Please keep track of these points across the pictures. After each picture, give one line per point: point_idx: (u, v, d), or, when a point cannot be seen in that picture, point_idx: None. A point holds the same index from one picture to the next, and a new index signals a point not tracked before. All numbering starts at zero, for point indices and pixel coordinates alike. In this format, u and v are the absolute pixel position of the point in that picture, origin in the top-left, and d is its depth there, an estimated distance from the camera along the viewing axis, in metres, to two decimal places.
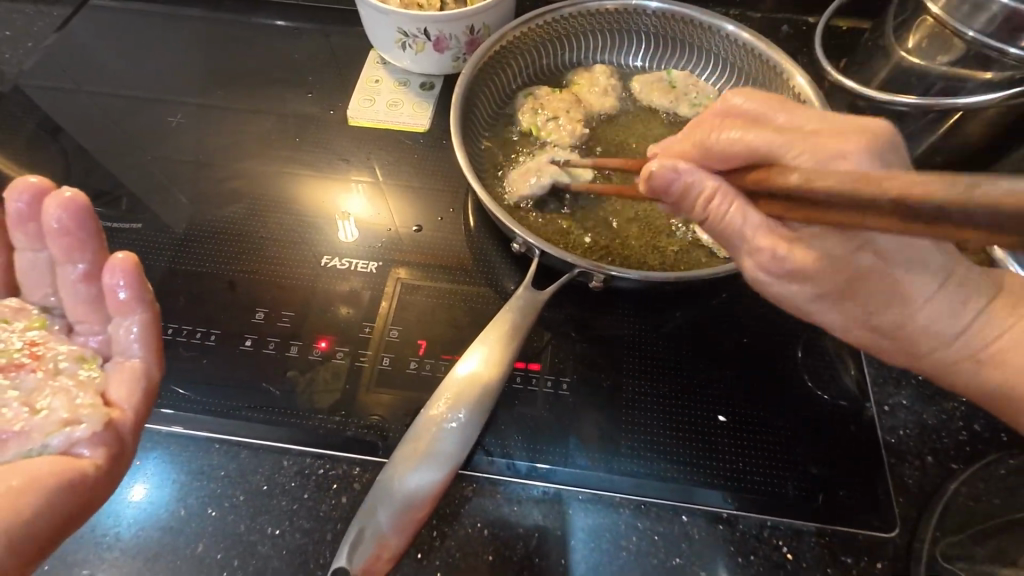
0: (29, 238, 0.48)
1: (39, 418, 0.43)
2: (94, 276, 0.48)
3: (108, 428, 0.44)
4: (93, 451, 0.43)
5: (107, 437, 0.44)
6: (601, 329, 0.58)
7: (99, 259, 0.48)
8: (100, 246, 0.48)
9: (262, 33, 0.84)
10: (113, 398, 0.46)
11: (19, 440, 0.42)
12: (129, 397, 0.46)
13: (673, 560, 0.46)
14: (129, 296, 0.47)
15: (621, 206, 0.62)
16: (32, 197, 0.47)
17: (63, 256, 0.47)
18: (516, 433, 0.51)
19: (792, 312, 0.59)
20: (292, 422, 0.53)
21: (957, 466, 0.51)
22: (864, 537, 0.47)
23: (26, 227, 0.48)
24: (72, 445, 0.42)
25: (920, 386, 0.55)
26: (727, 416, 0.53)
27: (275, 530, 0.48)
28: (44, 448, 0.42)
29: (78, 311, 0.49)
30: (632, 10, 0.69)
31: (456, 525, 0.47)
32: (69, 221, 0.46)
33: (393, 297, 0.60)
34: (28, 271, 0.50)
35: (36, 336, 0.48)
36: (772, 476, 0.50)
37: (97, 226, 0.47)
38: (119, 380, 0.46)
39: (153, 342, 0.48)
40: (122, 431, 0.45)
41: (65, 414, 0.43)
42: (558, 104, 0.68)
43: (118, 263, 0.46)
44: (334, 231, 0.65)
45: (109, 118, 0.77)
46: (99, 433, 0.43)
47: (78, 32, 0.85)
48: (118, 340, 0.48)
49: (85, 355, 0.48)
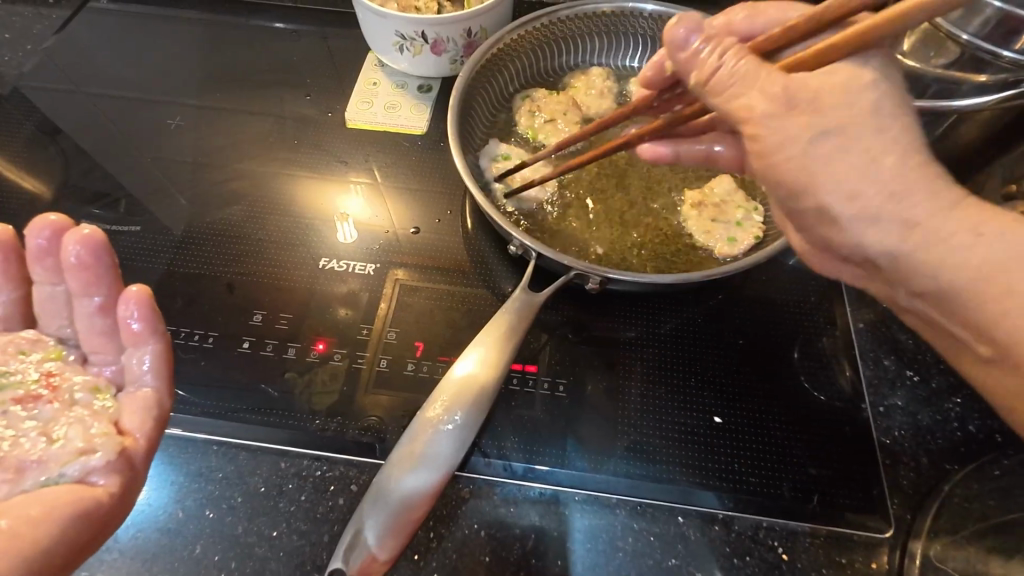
0: (47, 271, 0.49)
1: (55, 447, 0.43)
2: (109, 307, 0.49)
3: (121, 456, 0.44)
4: (107, 480, 0.43)
5: (120, 465, 0.44)
6: (598, 330, 0.58)
7: (115, 293, 0.49)
8: (115, 280, 0.49)
9: (260, 36, 0.84)
10: (125, 427, 0.46)
11: (37, 470, 0.42)
12: (142, 426, 0.46)
13: (669, 561, 0.47)
14: (142, 327, 0.47)
15: (618, 208, 0.63)
16: (51, 233, 0.48)
17: (80, 289, 0.48)
18: (514, 434, 0.52)
19: (787, 313, 0.59)
20: (291, 424, 0.53)
21: (952, 466, 0.51)
22: (859, 538, 0.48)
23: (45, 261, 0.49)
24: (86, 474, 0.43)
25: (915, 387, 0.55)
26: (723, 417, 0.53)
27: (273, 532, 0.48)
28: (59, 478, 0.42)
29: (93, 342, 0.50)
30: (628, 13, 0.70)
31: (453, 526, 0.47)
32: (87, 255, 0.47)
33: (393, 299, 0.61)
34: (45, 302, 0.50)
35: (51, 366, 0.49)
36: (767, 477, 0.50)
37: (113, 261, 0.48)
38: (132, 409, 0.47)
39: (166, 373, 0.48)
40: (135, 460, 0.45)
41: (81, 443, 0.44)
42: (555, 107, 0.68)
43: (131, 296, 0.47)
44: (333, 233, 0.65)
45: (109, 120, 0.77)
46: (113, 462, 0.43)
47: (78, 35, 0.85)
48: (129, 371, 0.48)
49: (99, 385, 0.48)
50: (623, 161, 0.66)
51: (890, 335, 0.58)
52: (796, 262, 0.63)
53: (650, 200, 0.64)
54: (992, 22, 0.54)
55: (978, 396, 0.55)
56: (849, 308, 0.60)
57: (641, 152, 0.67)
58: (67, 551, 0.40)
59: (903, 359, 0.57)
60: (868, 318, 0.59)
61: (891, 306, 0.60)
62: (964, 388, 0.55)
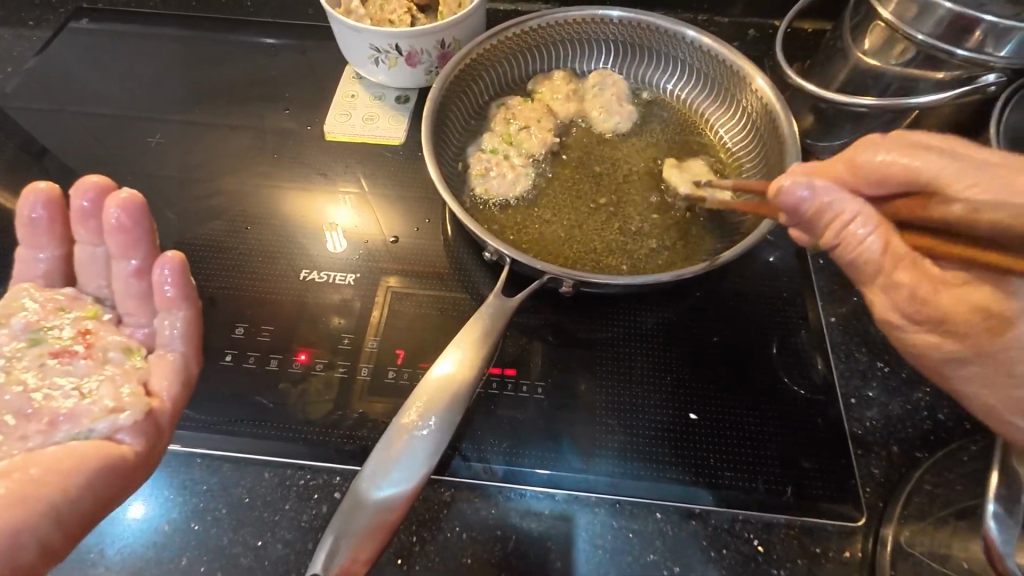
0: (90, 233, 0.52)
1: (87, 403, 0.46)
2: (145, 272, 0.52)
3: (149, 416, 0.47)
4: (134, 438, 0.45)
5: (147, 425, 0.46)
6: (576, 332, 0.59)
7: (150, 257, 0.52)
8: (152, 244, 0.52)
9: (243, 50, 0.85)
10: (154, 388, 0.49)
11: (70, 422, 0.45)
12: (169, 388, 0.49)
13: (647, 557, 0.48)
14: (176, 292, 0.50)
15: (592, 212, 0.64)
16: (95, 196, 0.51)
17: (119, 252, 0.51)
18: (493, 438, 0.53)
19: (759, 310, 0.61)
20: (274, 434, 0.54)
21: (922, 454, 0.52)
22: (833, 527, 0.49)
23: (89, 223, 0.52)
24: (114, 431, 0.45)
25: (886, 377, 0.56)
26: (699, 415, 0.54)
27: (258, 542, 0.49)
28: (90, 431, 0.45)
29: (127, 304, 0.52)
30: (596, 20, 0.71)
31: (436, 530, 0.48)
32: (127, 218, 0.50)
33: (388, 306, 0.62)
34: (85, 262, 0.53)
35: (88, 325, 0.51)
36: (743, 471, 0.51)
37: (151, 225, 0.51)
38: (160, 373, 0.49)
39: (193, 338, 0.52)
40: (162, 418, 0.47)
41: (111, 401, 0.46)
42: (529, 114, 0.69)
43: (168, 260, 0.50)
44: (325, 243, 0.66)
45: (93, 138, 0.77)
46: (140, 421, 0.46)
47: (58, 55, 0.86)
48: (162, 334, 0.51)
49: (131, 346, 0.51)
50: (598, 166, 0.68)
51: (862, 328, 0.59)
52: (769, 260, 0.64)
53: (625, 203, 0.65)
54: (944, 24, 0.53)
55: (947, 384, 0.56)
56: (820, 304, 0.61)
57: (616, 157, 0.69)
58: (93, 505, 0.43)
59: (874, 351, 0.58)
60: (839, 313, 0.60)
61: (862, 299, 0.61)
62: (934, 377, 0.56)
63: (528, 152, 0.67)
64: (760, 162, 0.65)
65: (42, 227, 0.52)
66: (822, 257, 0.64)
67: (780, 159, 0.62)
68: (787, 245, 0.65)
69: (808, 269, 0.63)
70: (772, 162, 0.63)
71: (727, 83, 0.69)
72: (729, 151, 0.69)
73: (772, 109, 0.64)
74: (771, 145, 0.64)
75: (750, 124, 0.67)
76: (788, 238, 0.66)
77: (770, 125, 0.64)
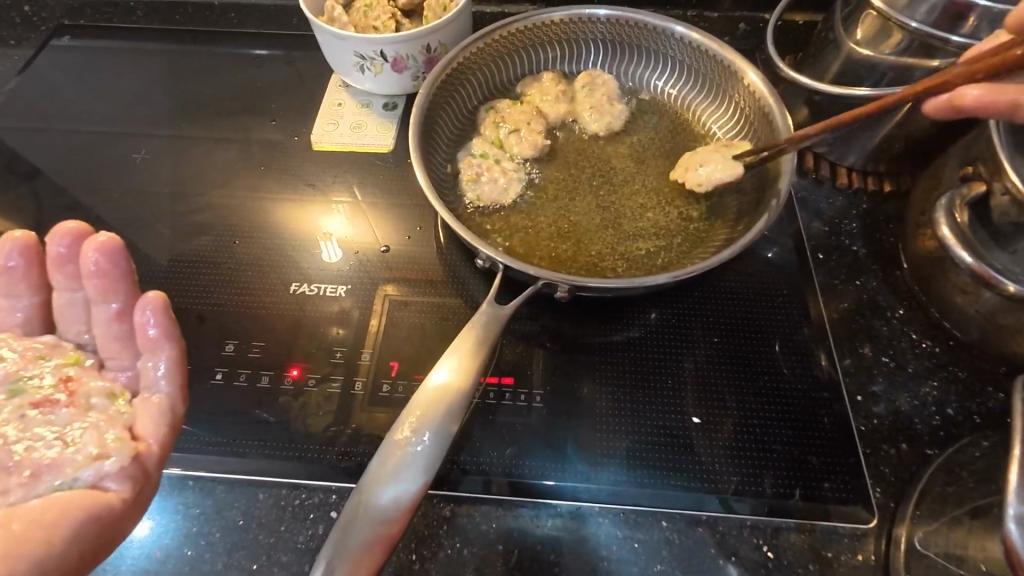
0: (68, 279, 0.51)
1: (70, 452, 0.44)
2: (126, 313, 0.51)
3: (135, 461, 0.45)
4: (119, 485, 0.44)
5: (133, 471, 0.45)
6: (574, 336, 0.58)
7: (131, 298, 0.51)
8: (132, 286, 0.51)
9: (227, 62, 0.84)
10: (140, 432, 0.47)
11: (53, 472, 0.44)
12: (155, 431, 0.47)
13: (654, 567, 0.46)
14: (158, 333, 0.49)
15: (586, 215, 0.63)
16: (71, 240, 0.50)
17: (98, 295, 0.50)
18: (492, 449, 0.51)
19: (760, 307, 0.59)
20: (267, 452, 0.52)
21: (933, 450, 0.51)
22: (843, 530, 0.47)
23: (66, 269, 0.51)
24: (100, 479, 0.44)
25: (892, 373, 0.55)
26: (702, 418, 0.53)
27: (253, 565, 0.47)
28: (73, 482, 0.43)
29: (110, 348, 0.51)
30: (583, 20, 0.70)
31: (436, 547, 0.47)
32: (105, 261, 0.49)
33: (387, 314, 0.60)
34: (65, 308, 0.52)
35: (69, 371, 0.50)
36: (749, 474, 0.50)
37: (130, 265, 0.50)
38: (146, 416, 0.48)
39: (180, 379, 0.50)
40: (148, 463, 0.46)
41: (95, 448, 0.45)
42: (519, 116, 0.68)
43: (149, 301, 0.48)
44: (320, 254, 0.65)
45: (78, 157, 0.76)
46: (126, 467, 0.44)
47: (41, 73, 0.85)
48: (146, 376, 0.49)
49: (115, 390, 0.49)
50: (591, 167, 0.67)
51: (865, 323, 0.58)
52: (768, 257, 0.63)
53: (619, 203, 0.64)
54: (937, 11, 0.52)
55: (954, 378, 0.55)
56: (822, 299, 0.60)
57: (608, 157, 0.67)
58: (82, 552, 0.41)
59: (879, 347, 0.57)
60: (842, 308, 0.59)
61: (864, 293, 0.60)
62: (940, 371, 0.55)
63: (519, 155, 0.66)
64: None
65: (18, 275, 0.51)
66: (822, 252, 0.63)
67: (775, 154, 0.60)
68: (785, 241, 0.64)
69: (807, 264, 0.62)
70: (768, 158, 0.62)
71: (719, 78, 0.68)
72: None
73: (765, 104, 0.63)
74: (765, 140, 0.63)
75: (745, 119, 0.66)
76: (787, 234, 0.64)
77: (765, 119, 0.63)
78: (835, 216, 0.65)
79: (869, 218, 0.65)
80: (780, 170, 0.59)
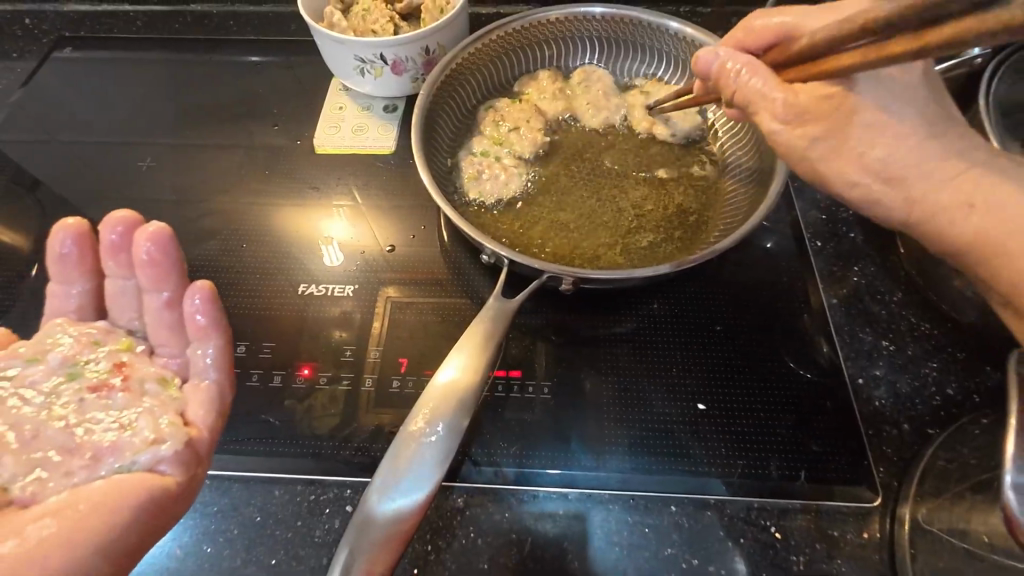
0: (119, 266, 0.52)
1: (127, 436, 0.45)
2: (176, 302, 0.52)
3: (188, 447, 0.46)
4: (174, 470, 0.45)
5: (187, 456, 0.45)
6: (578, 329, 0.59)
7: (181, 287, 0.52)
8: (181, 274, 0.51)
9: (228, 69, 0.86)
10: (191, 418, 0.48)
11: (112, 457, 0.45)
12: (206, 417, 0.48)
13: (664, 551, 0.47)
14: (207, 320, 0.50)
15: (586, 208, 0.64)
16: (125, 227, 0.51)
17: (150, 285, 0.51)
18: (501, 440, 0.52)
19: (760, 296, 0.60)
20: (281, 450, 0.53)
21: (933, 429, 0.52)
22: (848, 509, 0.48)
23: (118, 256, 0.51)
24: (156, 463, 0.44)
25: (892, 356, 0.56)
26: (707, 405, 0.54)
27: (271, 561, 0.48)
28: (133, 465, 0.44)
29: (161, 335, 0.52)
30: (578, 18, 0.71)
31: (450, 537, 0.48)
32: (156, 250, 0.49)
33: (388, 316, 0.61)
34: (116, 296, 0.53)
35: (122, 357, 0.51)
36: (755, 458, 0.51)
37: (180, 253, 0.51)
38: (197, 401, 0.49)
39: (227, 366, 0.51)
40: (200, 447, 0.47)
41: (151, 433, 0.45)
42: (518, 115, 0.69)
43: (198, 289, 0.49)
44: (322, 258, 0.66)
45: (82, 168, 0.77)
46: (180, 453, 0.45)
47: (44, 85, 0.85)
48: (195, 364, 0.50)
49: (166, 377, 0.50)
50: (591, 163, 0.68)
51: (865, 308, 0.59)
52: (765, 247, 0.64)
53: (619, 197, 0.65)
54: None
55: (953, 359, 0.55)
56: (821, 286, 0.61)
57: (607, 152, 0.69)
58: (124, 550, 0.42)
59: (878, 330, 0.58)
60: (841, 294, 0.60)
61: (862, 279, 0.61)
62: (939, 352, 0.56)
63: (518, 153, 0.67)
64: (752, 149, 0.65)
65: (71, 262, 0.52)
66: (820, 239, 0.64)
67: (772, 145, 0.61)
68: (783, 231, 0.65)
69: (806, 252, 0.63)
70: (764, 149, 0.63)
71: None
72: (719, 140, 0.69)
73: None
74: (762, 132, 0.64)
75: None
76: (784, 223, 0.65)
77: None
78: (832, 204, 0.66)
79: None
80: (776, 160, 0.60)
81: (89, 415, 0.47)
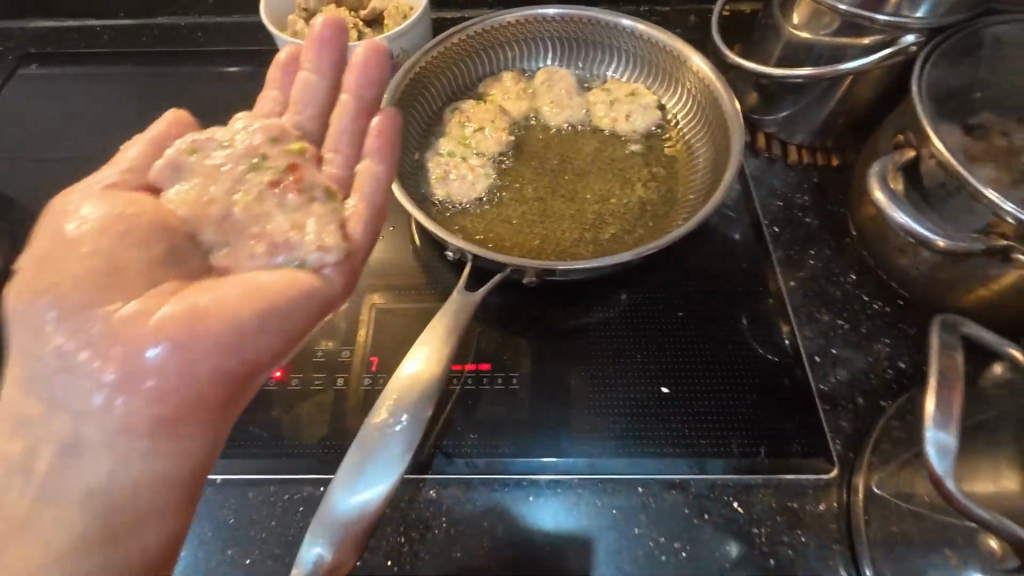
0: (326, 57, 0.61)
1: (298, 235, 0.49)
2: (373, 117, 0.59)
3: (348, 261, 0.50)
4: (336, 275, 0.50)
5: (346, 268, 0.50)
6: (545, 321, 0.60)
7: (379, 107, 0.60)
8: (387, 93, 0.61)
9: (196, 80, 0.86)
10: (351, 234, 0.51)
11: (283, 249, 0.49)
12: (365, 232, 0.52)
13: (632, 529, 0.49)
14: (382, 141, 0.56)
15: (550, 203, 0.66)
16: (336, 30, 0.60)
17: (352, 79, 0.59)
18: (472, 431, 0.53)
19: (721, 283, 0.62)
20: (254, 453, 0.54)
21: (887, 402, 0.54)
22: (807, 482, 0.50)
23: (326, 48, 0.60)
24: (321, 265, 0.49)
25: (847, 334, 0.58)
26: (670, 388, 0.55)
27: (247, 560, 0.49)
28: (273, 263, 0.49)
29: (341, 142, 0.58)
30: (536, 19, 0.73)
31: (423, 528, 0.49)
32: (375, 58, 0.60)
33: (373, 322, 0.61)
34: (307, 85, 0.60)
35: (295, 158, 0.54)
36: (717, 437, 0.52)
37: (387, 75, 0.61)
38: (356, 221, 0.52)
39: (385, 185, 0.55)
40: (352, 272, 0.51)
41: (316, 238, 0.49)
42: (482, 115, 0.71)
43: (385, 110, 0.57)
44: None
45: (49, 184, 0.77)
46: (342, 266, 0.50)
47: (10, 103, 0.85)
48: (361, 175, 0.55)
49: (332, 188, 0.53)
50: (554, 159, 0.69)
51: (820, 290, 0.61)
52: (724, 236, 0.66)
53: (581, 191, 0.67)
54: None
55: (905, 334, 0.58)
56: (778, 271, 0.63)
57: (569, 149, 0.70)
58: (153, 483, 0.44)
59: (833, 311, 0.60)
60: (798, 278, 0.62)
61: (817, 263, 0.63)
62: (891, 328, 0.58)
63: (484, 152, 0.69)
64: (708, 139, 0.68)
65: (292, 70, 0.61)
66: (777, 226, 0.66)
67: (725, 135, 0.64)
68: (742, 220, 0.67)
69: (764, 239, 0.65)
70: (719, 139, 0.66)
71: (669, 66, 0.72)
72: (677, 132, 0.71)
73: (713, 88, 0.66)
74: (715, 123, 0.66)
75: (694, 103, 0.70)
76: (742, 211, 0.68)
77: (712, 102, 0.67)
78: (788, 191, 0.68)
79: (819, 190, 0.68)
80: (729, 149, 0.62)
81: (264, 208, 0.50)
